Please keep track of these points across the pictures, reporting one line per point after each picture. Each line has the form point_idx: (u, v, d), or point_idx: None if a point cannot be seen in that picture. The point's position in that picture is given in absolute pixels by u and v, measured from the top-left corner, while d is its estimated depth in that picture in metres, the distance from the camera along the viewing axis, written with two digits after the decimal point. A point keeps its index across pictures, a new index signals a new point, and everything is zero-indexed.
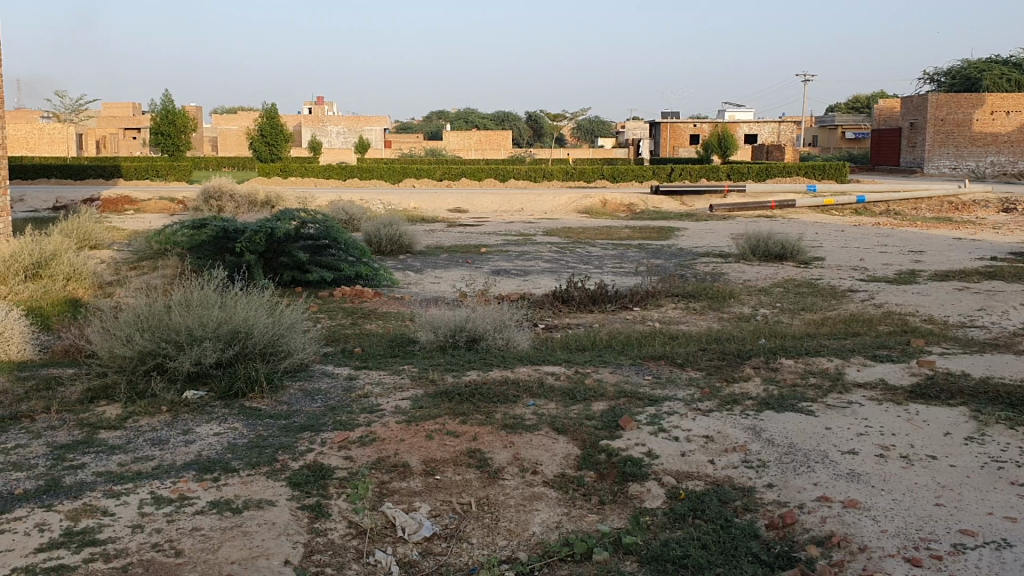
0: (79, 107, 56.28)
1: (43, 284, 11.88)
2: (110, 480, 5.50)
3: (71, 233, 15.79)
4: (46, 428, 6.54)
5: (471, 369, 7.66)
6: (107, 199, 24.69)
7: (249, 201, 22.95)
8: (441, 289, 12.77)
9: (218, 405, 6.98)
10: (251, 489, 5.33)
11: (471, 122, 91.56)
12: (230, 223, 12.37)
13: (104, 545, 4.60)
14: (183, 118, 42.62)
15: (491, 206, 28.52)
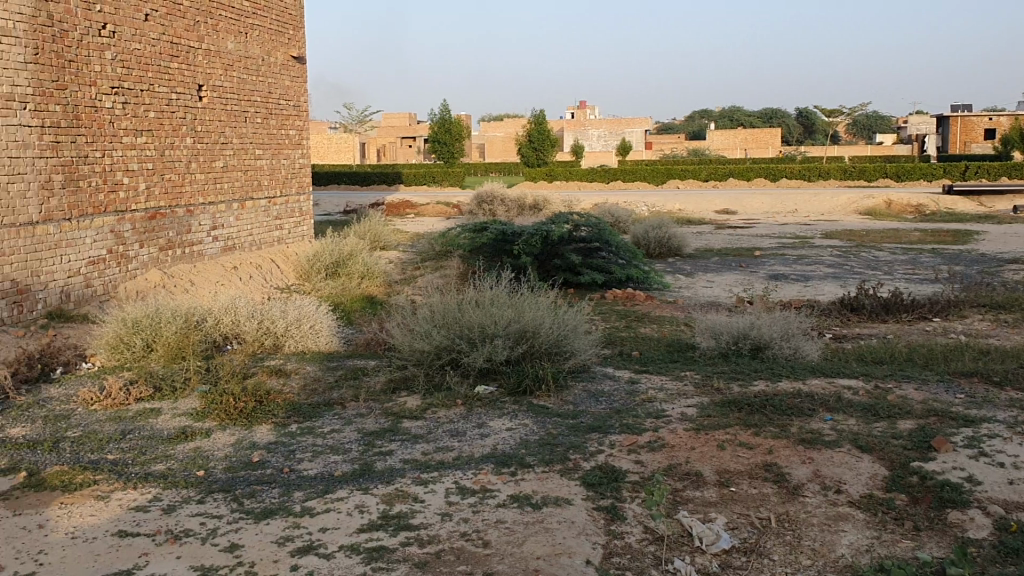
0: (363, 117, 60.55)
1: (341, 280, 12.91)
2: (417, 468, 5.85)
3: (363, 235, 17.12)
4: (354, 415, 7.06)
5: (757, 379, 7.41)
6: (390, 203, 26.51)
7: (519, 205, 23.62)
8: (717, 293, 12.54)
9: (509, 401, 7.24)
10: (548, 486, 5.47)
11: (737, 121, 89.35)
12: (508, 226, 12.85)
13: (417, 530, 4.89)
14: (458, 127, 44.88)
15: (761, 207, 27.57)
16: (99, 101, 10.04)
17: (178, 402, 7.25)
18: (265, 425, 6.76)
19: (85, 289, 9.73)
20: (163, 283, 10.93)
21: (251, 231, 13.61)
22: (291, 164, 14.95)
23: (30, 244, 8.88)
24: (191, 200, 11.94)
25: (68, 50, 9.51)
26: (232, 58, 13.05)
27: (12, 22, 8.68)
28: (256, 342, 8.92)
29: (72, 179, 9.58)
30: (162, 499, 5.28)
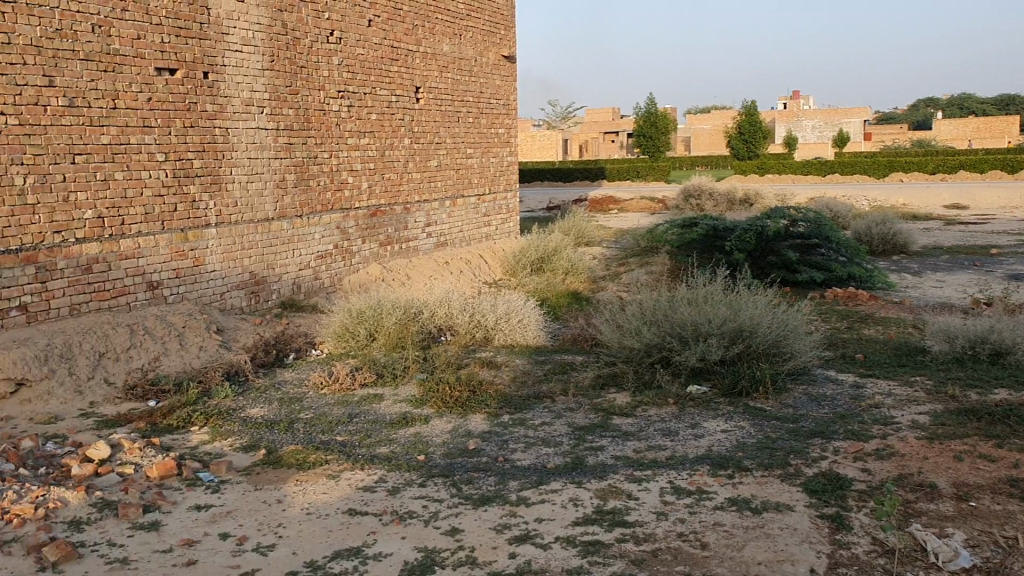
0: (568, 115, 61.05)
1: (548, 275, 13.08)
2: (630, 465, 5.82)
3: (571, 231, 17.27)
4: (566, 409, 7.13)
5: (998, 388, 6.86)
6: (596, 199, 26.62)
7: (728, 200, 23.05)
8: (947, 293, 11.73)
9: (723, 401, 7.08)
10: (767, 490, 5.30)
11: (965, 108, 83.23)
12: (720, 222, 12.60)
13: (633, 527, 4.84)
14: (664, 121, 44.37)
15: (996, 202, 25.53)
16: (327, 104, 10.63)
17: (397, 389, 7.56)
18: (480, 414, 6.94)
19: (314, 281, 10.43)
20: (381, 276, 11.52)
21: (462, 228, 14.05)
22: (501, 162, 15.28)
23: (266, 239, 9.57)
24: (407, 198, 12.45)
25: (300, 57, 10.12)
26: (447, 60, 13.45)
27: (252, 32, 9.34)
28: (468, 334, 9.20)
29: (303, 179, 10.21)
30: (387, 480, 5.45)
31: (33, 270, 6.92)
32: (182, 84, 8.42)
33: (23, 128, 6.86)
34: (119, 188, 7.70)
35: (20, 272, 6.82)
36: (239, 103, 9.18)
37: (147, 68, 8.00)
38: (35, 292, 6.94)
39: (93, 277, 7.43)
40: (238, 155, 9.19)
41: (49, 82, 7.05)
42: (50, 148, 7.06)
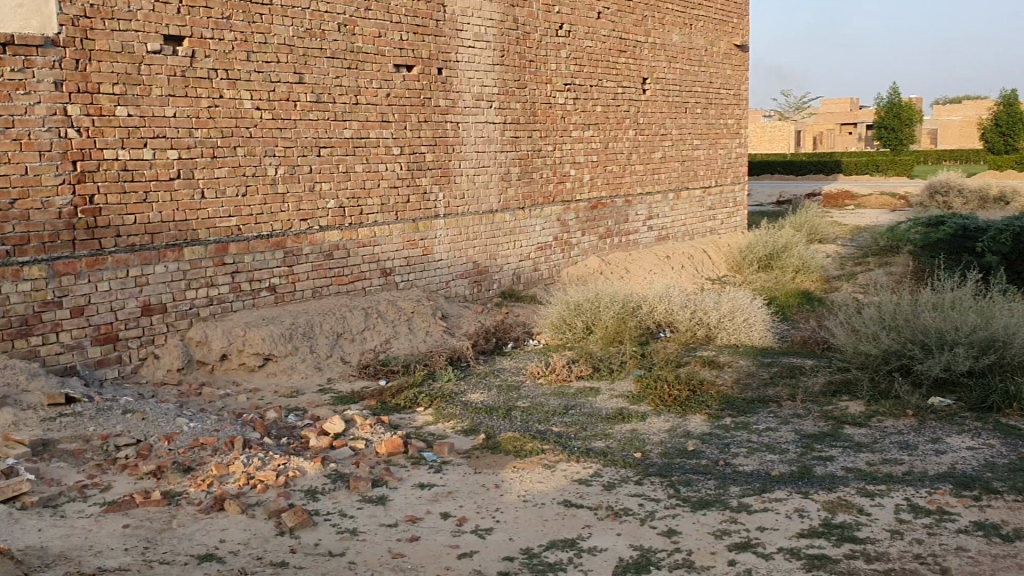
0: (801, 106, 58.53)
1: (776, 273, 12.55)
2: (861, 478, 5.45)
3: (801, 227, 16.52)
4: (792, 414, 6.79)
5: None
6: (829, 194, 25.36)
7: (980, 197, 21.23)
8: None
9: (970, 416, 6.51)
10: (1021, 517, 4.80)
11: None
12: (971, 221, 11.61)
13: (864, 544, 4.49)
14: (908, 112, 41.58)
15: None
16: (554, 97, 10.73)
17: (614, 383, 7.46)
18: (700, 414, 6.68)
19: (534, 272, 10.60)
20: (601, 269, 11.52)
21: (685, 221, 13.78)
22: (728, 154, 14.82)
23: (491, 230, 9.80)
24: (630, 191, 12.35)
25: (529, 51, 10.26)
26: (677, 50, 13.16)
27: (485, 28, 9.57)
28: (689, 331, 8.95)
29: (528, 171, 10.36)
30: (603, 475, 5.34)
31: (282, 255, 7.40)
32: (417, 79, 8.74)
33: (276, 122, 7.34)
34: (358, 179, 8.10)
35: (271, 256, 7.31)
36: (469, 97, 9.43)
37: (386, 65, 8.37)
38: (283, 275, 7.42)
39: (334, 263, 7.88)
40: (467, 148, 9.45)
41: (299, 79, 7.51)
42: (299, 141, 7.52)
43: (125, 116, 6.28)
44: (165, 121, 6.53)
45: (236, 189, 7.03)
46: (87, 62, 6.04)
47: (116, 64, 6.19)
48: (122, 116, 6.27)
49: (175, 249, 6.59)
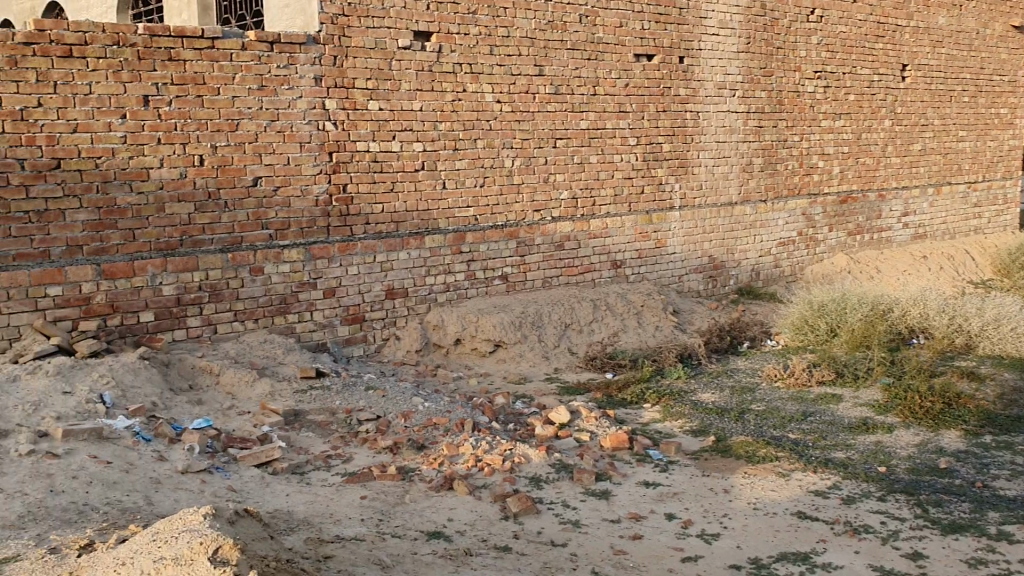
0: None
1: None
2: None
3: None
4: None
5: None
6: None
7: None
8: None
9: None
10: None
11: None
12: None
13: None
14: None
15: None
16: (802, 85, 10.20)
17: (858, 391, 6.96)
18: (955, 431, 6.09)
19: (774, 268, 10.17)
20: (849, 267, 10.81)
21: (945, 218, 12.72)
22: (1000, 146, 13.41)
23: (730, 224, 9.48)
24: (883, 185, 11.53)
25: (777, 38, 9.81)
26: (943, 34, 12.08)
27: (730, 15, 9.25)
28: (946, 338, 8.20)
29: (772, 163, 9.93)
30: (842, 489, 4.97)
31: (516, 245, 7.48)
32: (657, 69, 8.57)
33: (516, 115, 7.40)
34: (594, 170, 8.06)
35: (505, 245, 7.40)
36: (711, 87, 9.14)
37: (626, 55, 8.25)
38: (515, 264, 7.51)
39: (565, 254, 7.88)
40: (707, 139, 9.17)
41: (539, 72, 7.54)
42: (536, 132, 7.56)
43: (376, 110, 6.48)
44: (412, 114, 6.71)
45: (475, 179, 7.15)
46: (344, 58, 6.30)
47: (370, 59, 6.43)
48: (373, 110, 6.48)
49: (416, 238, 6.78)
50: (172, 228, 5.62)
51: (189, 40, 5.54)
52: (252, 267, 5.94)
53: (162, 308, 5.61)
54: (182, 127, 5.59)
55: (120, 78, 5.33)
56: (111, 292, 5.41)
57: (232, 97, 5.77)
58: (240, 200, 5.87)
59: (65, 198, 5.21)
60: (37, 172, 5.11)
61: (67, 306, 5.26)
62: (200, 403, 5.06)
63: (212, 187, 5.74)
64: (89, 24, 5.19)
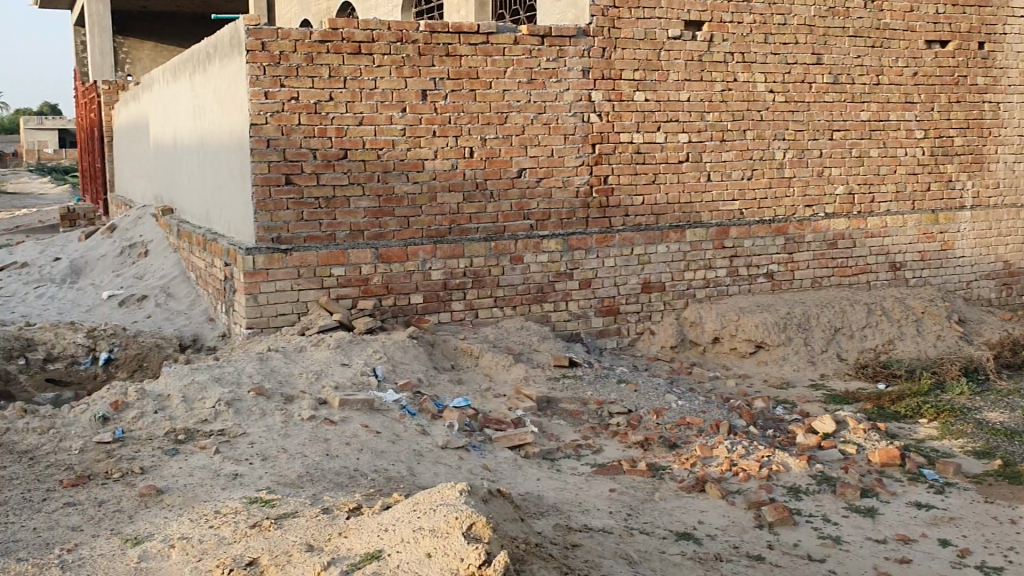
0: None
1: None
2: None
3: None
4: None
5: None
6: None
7: None
8: None
9: None
10: None
11: None
12: None
13: None
14: None
15: None
16: None
17: None
18: None
19: None
20: None
21: None
22: None
23: None
24: None
25: None
26: None
27: None
28: None
29: None
30: None
31: (783, 242, 6.99)
32: (952, 57, 7.63)
33: (789, 105, 6.90)
34: (873, 165, 7.39)
35: (771, 242, 6.94)
36: (1017, 75, 7.98)
37: (917, 42, 7.42)
38: (782, 262, 7.01)
39: (837, 253, 7.26)
40: (1009, 132, 8.04)
41: (817, 60, 6.98)
42: (811, 124, 7.02)
43: (642, 102, 6.30)
44: (680, 105, 6.45)
45: (742, 172, 6.79)
46: (613, 50, 6.14)
47: (638, 51, 6.23)
48: (639, 101, 6.30)
49: (677, 230, 6.53)
50: (441, 217, 5.79)
51: (466, 36, 5.63)
52: (513, 255, 5.98)
53: (430, 291, 5.80)
54: (455, 120, 5.70)
55: (402, 74, 5.53)
56: (387, 274, 5.66)
57: (503, 90, 5.80)
58: (505, 190, 5.91)
59: (350, 186, 5.53)
60: (327, 161, 5.46)
61: (348, 286, 5.59)
62: (460, 382, 5.06)
63: (480, 178, 5.83)
64: (376, 22, 5.41)
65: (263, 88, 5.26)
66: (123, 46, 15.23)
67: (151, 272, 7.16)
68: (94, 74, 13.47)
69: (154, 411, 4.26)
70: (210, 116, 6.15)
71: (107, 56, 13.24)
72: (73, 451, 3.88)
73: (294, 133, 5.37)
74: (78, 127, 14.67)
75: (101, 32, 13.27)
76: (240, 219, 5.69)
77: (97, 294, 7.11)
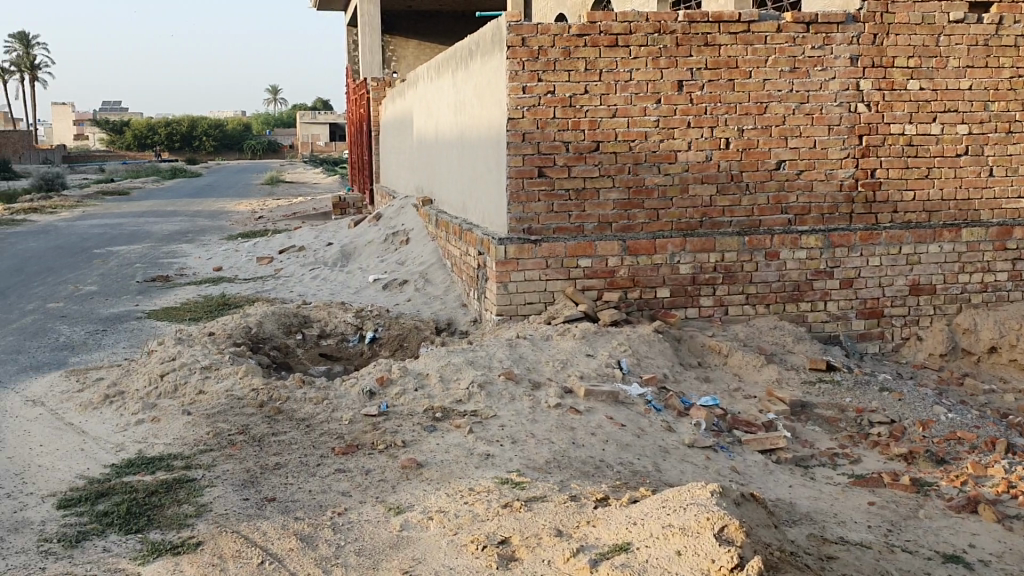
0: None
1: None
2: None
3: None
4: None
5: None
6: None
7: None
8: None
9: None
10: None
11: None
12: None
13: None
14: None
15: None
16: None
17: None
18: None
19: None
20: None
21: None
22: None
23: None
24: None
25: None
26: None
27: None
28: None
29: None
30: None
31: None
32: None
33: None
34: None
35: None
36: None
37: None
38: None
39: None
40: None
41: None
42: None
43: (917, 90, 5.86)
44: (959, 94, 5.94)
45: None
46: (884, 36, 5.74)
47: (914, 36, 5.78)
48: (913, 90, 5.86)
49: (951, 229, 6.01)
50: (693, 210, 5.70)
51: (726, 25, 5.48)
52: (768, 251, 5.75)
53: (678, 285, 5.70)
54: (711, 111, 5.58)
55: (658, 65, 5.48)
56: (634, 267, 5.63)
57: (764, 80, 5.60)
58: (762, 183, 5.73)
59: (601, 178, 5.57)
60: (579, 154, 5.52)
61: (594, 278, 5.60)
62: (708, 380, 4.95)
63: (735, 170, 5.68)
64: (634, 14, 5.40)
65: (521, 82, 5.40)
66: (391, 45, 16.19)
67: (411, 259, 7.57)
68: (364, 71, 14.39)
69: (414, 389, 4.52)
70: (470, 110, 6.40)
71: (376, 54, 14.09)
72: (344, 422, 4.19)
73: (549, 126, 5.47)
74: (350, 121, 15.74)
75: (371, 31, 14.14)
76: (494, 208, 5.88)
77: (363, 278, 7.63)
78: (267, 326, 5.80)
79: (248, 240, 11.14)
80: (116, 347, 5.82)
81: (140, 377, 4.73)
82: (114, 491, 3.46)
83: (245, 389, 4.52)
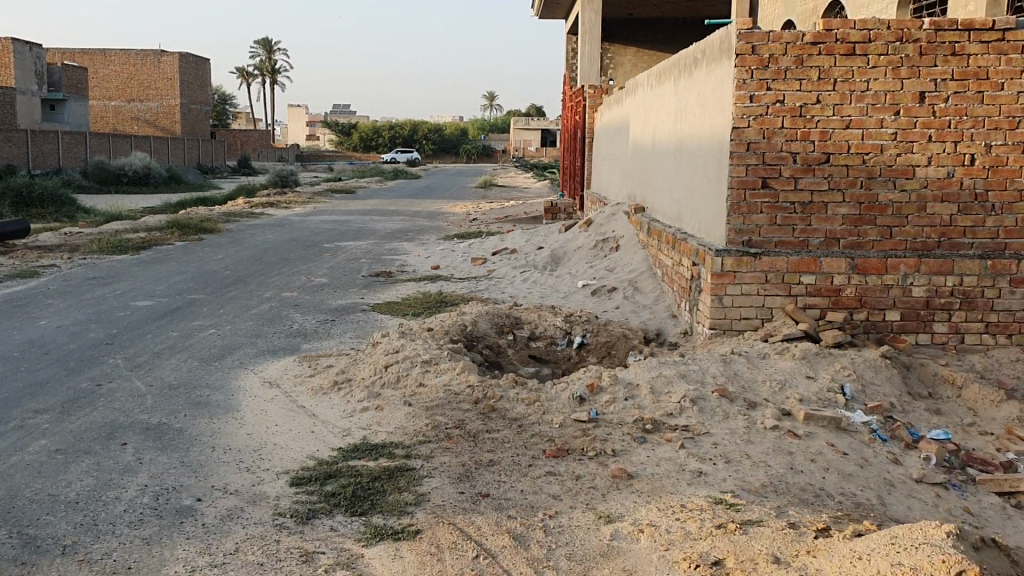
0: None
1: None
2: None
3: None
4: None
5: None
6: None
7: None
8: None
9: None
10: None
11: None
12: None
13: None
14: None
15: None
16: None
17: None
18: None
19: None
20: None
21: None
22: None
23: None
24: None
25: None
26: None
27: None
28: None
29: None
30: None
31: None
32: None
33: None
34: None
35: None
36: None
37: None
38: None
39: None
40: None
41: None
42: None
43: None
44: None
45: None
46: None
47: None
48: None
49: None
50: (931, 228, 5.34)
51: (977, 33, 5.10)
52: (1014, 277, 5.31)
53: (910, 308, 5.37)
54: (956, 124, 5.22)
55: (899, 75, 5.19)
56: (862, 287, 5.36)
57: (1018, 93, 5.18)
58: (1012, 203, 5.29)
59: (830, 191, 5.34)
60: (808, 165, 5.33)
61: (818, 296, 5.38)
62: (939, 412, 4.62)
63: (981, 189, 5.28)
64: (875, 21, 5.15)
65: (749, 91, 5.27)
66: (610, 52, 16.23)
67: (621, 266, 7.56)
68: (582, 77, 14.53)
69: (625, 398, 4.49)
70: (692, 119, 6.31)
71: (596, 61, 14.20)
72: (556, 425, 4.23)
73: (777, 136, 5.30)
74: (564, 127, 15.94)
75: (591, 40, 14.28)
76: (712, 218, 5.76)
77: (573, 282, 7.69)
78: (481, 325, 5.96)
79: (463, 241, 11.51)
80: (343, 337, 6.15)
81: (366, 367, 4.97)
82: (341, 474, 3.64)
83: (462, 384, 4.65)
